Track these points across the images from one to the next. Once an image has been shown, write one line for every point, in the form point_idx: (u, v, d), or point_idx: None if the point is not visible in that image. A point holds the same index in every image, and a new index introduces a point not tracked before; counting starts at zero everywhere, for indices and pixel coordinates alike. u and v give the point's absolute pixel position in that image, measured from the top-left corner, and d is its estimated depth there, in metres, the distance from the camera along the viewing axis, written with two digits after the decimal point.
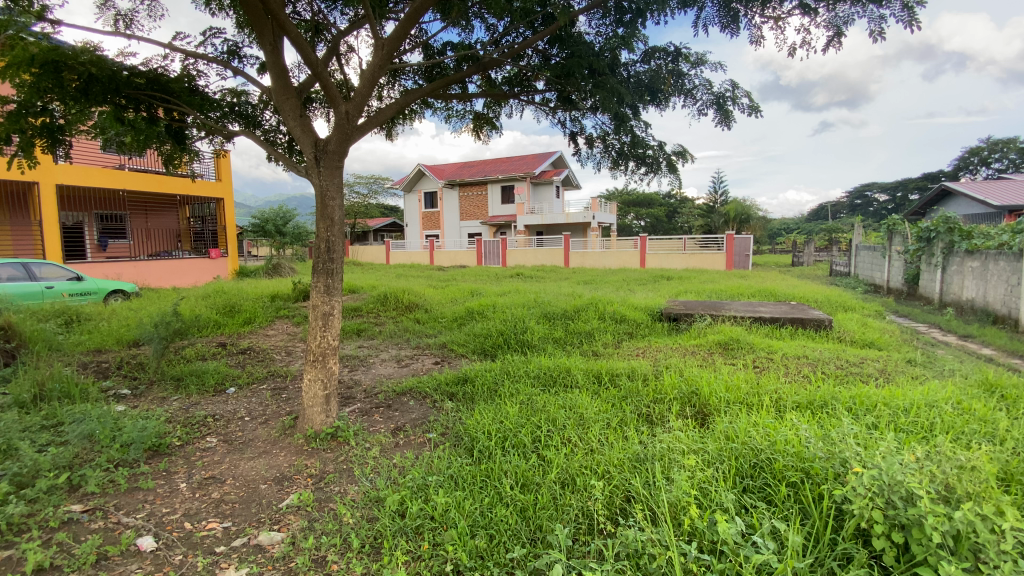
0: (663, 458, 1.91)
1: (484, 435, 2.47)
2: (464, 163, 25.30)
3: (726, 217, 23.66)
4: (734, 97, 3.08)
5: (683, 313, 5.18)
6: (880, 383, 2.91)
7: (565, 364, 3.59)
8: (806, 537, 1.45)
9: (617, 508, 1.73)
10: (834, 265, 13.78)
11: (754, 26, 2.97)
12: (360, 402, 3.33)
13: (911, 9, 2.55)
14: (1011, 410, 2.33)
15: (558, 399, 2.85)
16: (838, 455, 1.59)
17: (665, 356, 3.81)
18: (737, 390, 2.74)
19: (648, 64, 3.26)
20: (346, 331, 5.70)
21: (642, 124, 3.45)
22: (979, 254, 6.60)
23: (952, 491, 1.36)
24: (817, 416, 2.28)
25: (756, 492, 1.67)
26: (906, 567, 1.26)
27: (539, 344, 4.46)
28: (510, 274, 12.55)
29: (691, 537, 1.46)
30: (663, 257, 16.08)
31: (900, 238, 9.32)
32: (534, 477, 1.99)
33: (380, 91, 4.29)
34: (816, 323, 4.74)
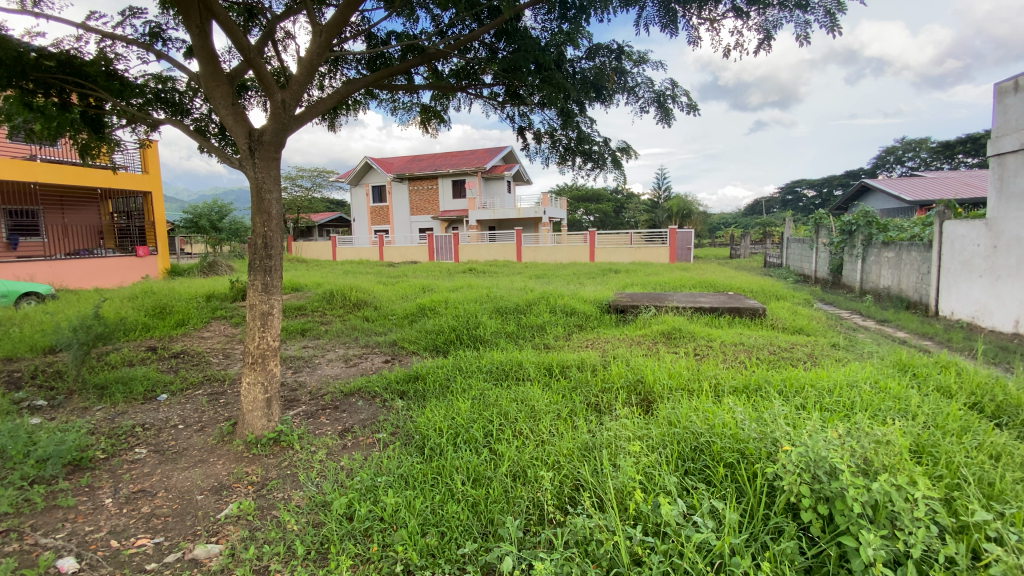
0: (610, 445, 1.96)
1: (435, 432, 2.44)
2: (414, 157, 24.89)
3: (670, 212, 24.59)
4: (673, 96, 3.17)
5: (630, 305, 5.33)
6: (807, 366, 3.14)
7: (517, 357, 3.60)
8: (743, 513, 1.52)
9: (566, 497, 1.75)
10: (768, 257, 14.62)
11: (691, 27, 3.03)
12: (305, 404, 3.21)
13: (832, 15, 2.66)
14: (921, 387, 2.56)
15: (510, 392, 2.86)
16: (770, 435, 1.69)
17: (613, 347, 3.92)
18: (679, 376, 2.86)
19: (592, 61, 3.31)
20: (289, 331, 5.46)
21: (588, 120, 3.48)
22: (894, 246, 7.20)
23: (870, 463, 1.47)
24: (751, 398, 2.43)
25: (696, 474, 1.74)
26: (831, 536, 1.35)
27: (491, 339, 4.45)
28: (462, 270, 12.46)
29: (637, 521, 1.50)
30: (612, 251, 16.55)
31: (825, 231, 10.01)
32: (485, 471, 1.99)
33: (320, 80, 4.12)
34: (751, 311, 5.03)
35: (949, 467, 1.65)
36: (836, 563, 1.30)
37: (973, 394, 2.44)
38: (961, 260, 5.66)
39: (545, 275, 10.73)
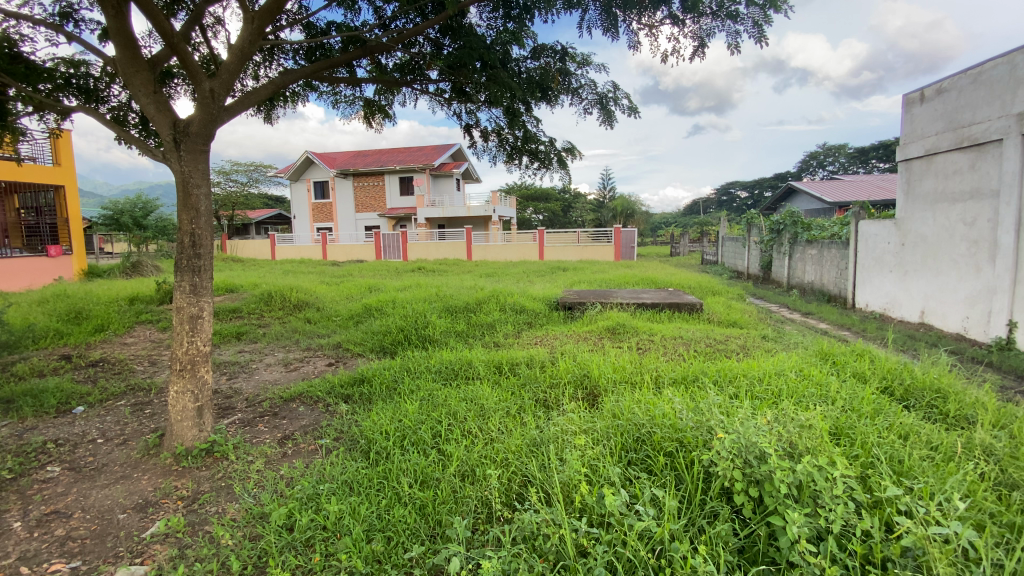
0: (556, 440, 1.99)
1: (382, 436, 2.38)
2: (358, 154, 24.21)
3: (616, 211, 25.32)
4: (615, 98, 3.25)
5: (577, 302, 5.44)
6: (740, 357, 3.33)
7: (467, 356, 3.58)
8: (682, 499, 1.59)
9: (514, 494, 1.76)
10: (705, 255, 15.35)
11: (632, 32, 3.11)
12: (241, 412, 3.05)
13: (759, 27, 2.81)
14: (839, 373, 2.78)
15: (459, 392, 2.84)
16: (705, 424, 1.77)
17: (561, 343, 3.98)
18: (623, 370, 2.95)
19: (537, 61, 3.33)
20: (224, 335, 5.16)
21: (534, 119, 3.51)
22: (817, 243, 7.76)
23: (795, 446, 1.58)
24: (689, 389, 2.55)
25: (638, 464, 1.79)
26: (761, 517, 1.43)
27: (440, 339, 4.40)
28: (410, 269, 12.22)
29: (583, 512, 1.54)
30: (560, 249, 16.84)
31: (756, 230, 10.65)
32: (433, 473, 1.97)
33: (255, 69, 3.92)
34: (690, 307, 5.28)
35: (864, 447, 1.80)
36: (766, 541, 1.38)
37: (884, 378, 2.68)
38: (874, 257, 6.19)
39: (494, 273, 10.75)
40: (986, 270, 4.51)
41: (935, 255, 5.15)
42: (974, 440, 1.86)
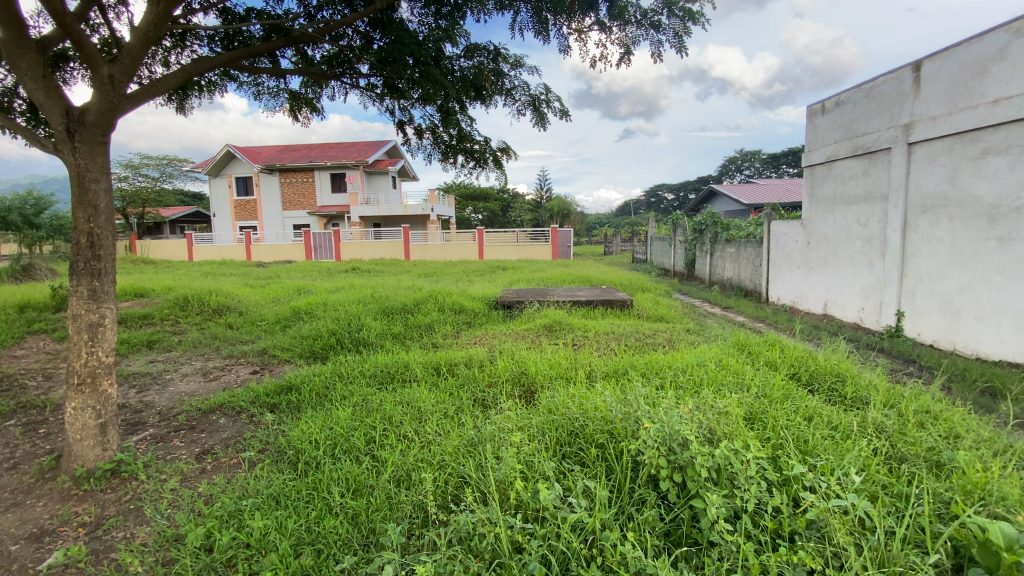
0: (493, 438, 2.00)
1: (312, 445, 2.28)
2: (285, 149, 23.00)
3: (552, 212, 25.81)
4: (547, 101, 3.31)
5: (515, 301, 5.49)
6: (666, 350, 3.51)
7: (403, 358, 3.50)
8: (613, 489, 1.64)
9: (449, 496, 1.75)
10: (636, 253, 16.01)
11: (562, 36, 3.16)
12: (153, 427, 2.80)
13: (680, 37, 2.95)
14: (754, 362, 3.01)
15: (395, 395, 2.78)
16: (633, 414, 1.85)
17: (499, 342, 4.00)
18: (559, 366, 3.01)
19: (470, 60, 3.30)
20: (132, 344, 4.72)
21: (468, 118, 3.48)
22: (735, 242, 8.33)
23: (713, 432, 1.69)
24: (620, 382, 2.65)
25: (572, 457, 1.84)
26: (684, 501, 1.51)
27: (375, 342, 4.27)
28: (344, 269, 11.74)
29: (518, 509, 1.55)
30: (499, 249, 16.94)
31: (681, 230, 11.26)
32: (366, 480, 1.91)
33: (164, 55, 3.61)
34: (621, 303, 5.49)
35: (774, 429, 1.96)
36: (688, 523, 1.47)
37: (793, 365, 2.92)
38: (784, 255, 6.75)
39: (432, 273, 10.60)
40: (878, 265, 5.04)
41: (835, 253, 5.69)
42: (867, 419, 2.07)
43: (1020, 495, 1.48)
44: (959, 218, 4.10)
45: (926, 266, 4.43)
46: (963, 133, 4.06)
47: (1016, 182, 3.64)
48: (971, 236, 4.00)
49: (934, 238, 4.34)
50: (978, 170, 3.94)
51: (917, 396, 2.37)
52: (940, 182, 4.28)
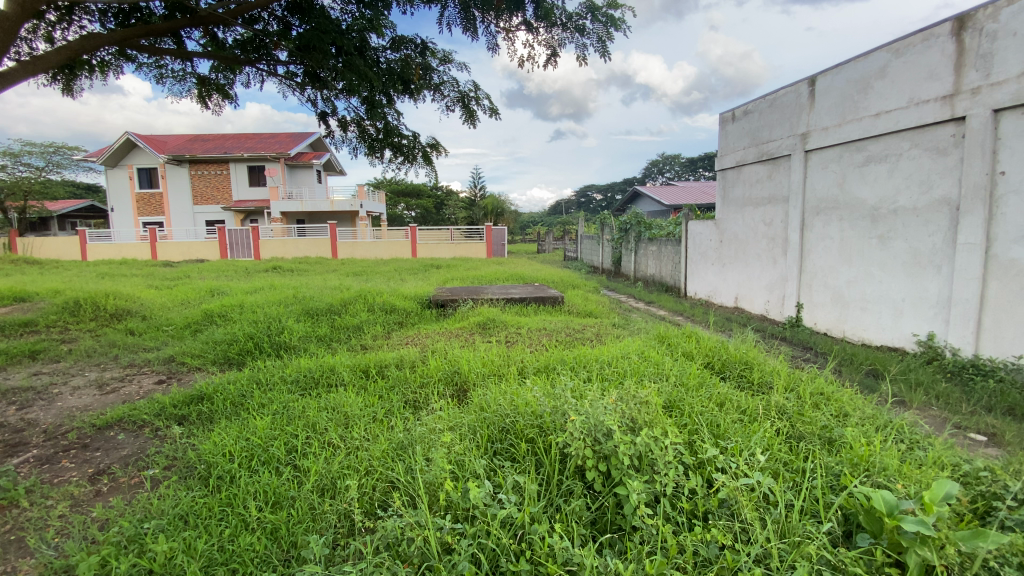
0: (423, 440, 1.97)
1: (225, 458, 2.12)
2: (196, 139, 21.25)
3: (486, 211, 25.84)
4: (477, 98, 3.30)
5: (449, 299, 5.43)
6: (594, 344, 3.64)
7: (329, 362, 3.35)
8: (542, 482, 1.67)
9: (376, 502, 1.69)
10: (568, 253, 16.40)
11: (490, 34, 3.15)
12: (38, 447, 2.48)
13: (603, 42, 3.05)
14: (673, 353, 3.19)
15: (319, 401, 2.65)
16: (561, 408, 1.89)
17: (431, 342, 3.94)
18: (492, 364, 3.02)
19: (397, 52, 3.20)
20: (10, 354, 4.15)
21: (395, 112, 3.38)
22: (656, 241, 8.77)
23: (635, 420, 1.77)
24: (549, 377, 2.70)
25: (502, 453, 1.85)
26: (609, 489, 1.56)
27: (298, 345, 4.05)
28: (264, 268, 11.07)
29: (448, 510, 1.53)
30: (432, 247, 16.73)
31: (609, 229, 11.69)
32: (287, 492, 1.81)
33: (45, 28, 3.19)
34: (553, 300, 5.61)
35: (690, 415, 2.09)
36: (613, 510, 1.52)
37: (707, 355, 3.13)
38: (701, 253, 7.21)
39: (360, 272, 10.24)
40: (781, 262, 5.51)
41: (744, 251, 6.16)
42: (771, 402, 2.26)
43: (896, 464, 1.67)
44: (848, 219, 4.57)
45: (821, 262, 4.91)
46: (850, 143, 4.53)
47: (893, 188, 4.11)
48: (857, 235, 4.48)
49: (828, 237, 4.82)
50: (862, 176, 4.41)
51: (812, 379, 2.63)
52: (831, 186, 4.76)
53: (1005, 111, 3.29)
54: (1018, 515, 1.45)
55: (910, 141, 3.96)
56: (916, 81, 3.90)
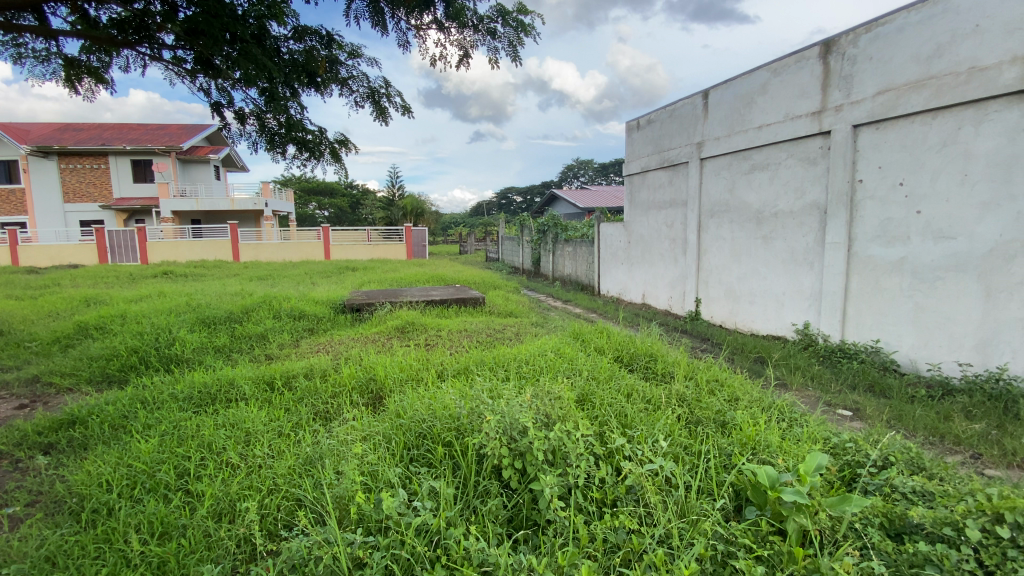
0: (333, 453, 1.88)
1: (102, 489, 1.88)
2: (66, 129, 18.70)
3: (404, 211, 25.22)
4: (388, 95, 3.21)
5: (365, 303, 5.23)
6: (511, 343, 3.69)
7: (229, 374, 3.09)
8: (459, 485, 1.66)
9: (280, 522, 1.58)
10: (488, 253, 16.48)
11: (401, 31, 3.08)
12: None
13: (514, 47, 3.10)
14: (586, 349, 3.32)
15: (216, 417, 2.44)
16: (475, 409, 1.89)
17: (345, 348, 3.77)
18: (409, 368, 2.96)
19: (300, 43, 3.01)
20: None
21: (299, 106, 3.18)
22: (572, 242, 9.07)
23: (549, 416, 1.81)
24: (466, 378, 2.70)
25: (419, 459, 1.82)
26: (525, 485, 1.59)
27: (192, 358, 3.70)
28: (152, 274, 9.97)
29: (361, 525, 1.47)
30: (347, 249, 16.06)
31: (528, 230, 11.90)
32: (177, 521, 1.64)
33: None
34: (474, 301, 5.62)
35: (602, 407, 2.19)
36: (528, 506, 1.55)
37: (618, 348, 3.28)
38: (612, 253, 7.56)
39: (267, 276, 9.58)
40: (682, 260, 5.93)
41: (650, 251, 6.55)
42: (674, 391, 2.42)
43: (777, 441, 1.86)
44: (738, 221, 5.02)
45: (716, 261, 5.35)
46: (738, 152, 4.98)
47: (774, 193, 4.58)
48: (745, 236, 4.93)
49: (721, 237, 5.26)
50: (749, 182, 4.87)
51: (708, 368, 2.86)
52: (723, 191, 5.20)
53: (862, 127, 3.78)
54: (877, 480, 1.68)
55: (786, 152, 4.43)
56: (791, 98, 4.37)
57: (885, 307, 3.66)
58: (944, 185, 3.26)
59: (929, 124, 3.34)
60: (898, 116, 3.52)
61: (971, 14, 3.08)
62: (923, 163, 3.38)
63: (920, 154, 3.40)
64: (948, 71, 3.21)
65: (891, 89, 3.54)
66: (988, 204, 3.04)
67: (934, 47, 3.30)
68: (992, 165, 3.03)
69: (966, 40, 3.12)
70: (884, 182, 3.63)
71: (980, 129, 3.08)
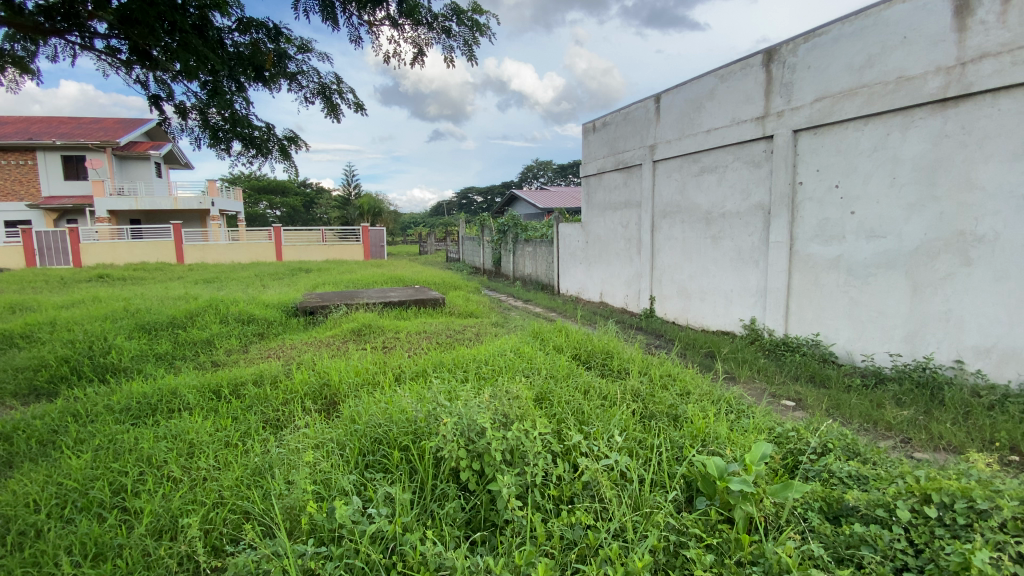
0: (284, 462, 1.82)
1: (27, 510, 1.74)
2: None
3: (361, 211, 24.69)
4: (339, 91, 3.13)
5: (319, 306, 5.09)
6: (470, 344, 3.67)
7: (171, 383, 2.94)
8: (416, 489, 1.64)
9: (225, 537, 1.52)
10: (448, 253, 16.33)
11: (353, 26, 3.00)
12: None
13: (470, 46, 3.09)
14: (545, 347, 3.35)
15: (157, 429, 2.31)
16: (432, 412, 1.87)
17: (297, 353, 3.65)
18: (365, 372, 2.89)
19: (246, 36, 2.89)
20: None
21: (244, 101, 3.05)
22: (532, 242, 9.14)
23: (507, 416, 1.82)
24: (424, 381, 2.67)
25: (374, 465, 1.78)
26: (483, 487, 1.58)
27: (130, 367, 3.49)
28: (86, 278, 9.33)
29: (313, 535, 1.43)
30: (301, 249, 15.57)
31: (488, 230, 11.90)
32: (111, 542, 1.54)
33: None
34: (433, 302, 5.57)
35: (559, 405, 2.21)
36: (486, 507, 1.55)
37: (575, 346, 3.33)
38: (570, 253, 7.66)
39: (214, 278, 9.15)
40: (637, 260, 6.08)
41: (607, 251, 6.68)
42: (629, 387, 2.48)
43: (726, 433, 1.94)
44: (689, 221, 5.19)
45: (669, 260, 5.51)
46: (688, 154, 5.15)
47: (722, 194, 4.76)
48: (696, 236, 5.10)
49: (674, 237, 5.42)
50: (699, 183, 5.04)
51: (662, 363, 2.95)
52: (675, 193, 5.36)
53: (802, 132, 3.99)
54: (816, 467, 1.78)
55: (733, 155, 4.62)
56: (737, 103, 4.55)
57: (824, 302, 3.87)
58: (875, 187, 3.48)
59: (862, 130, 3.56)
60: (834, 122, 3.73)
61: (899, 27, 3.30)
62: (856, 167, 3.60)
63: (854, 158, 3.61)
64: (878, 80, 3.42)
65: (828, 96, 3.75)
66: (914, 205, 3.27)
67: (866, 57, 3.51)
68: (918, 169, 3.25)
69: (895, 51, 3.34)
70: (822, 184, 3.84)
71: (906, 135, 3.30)
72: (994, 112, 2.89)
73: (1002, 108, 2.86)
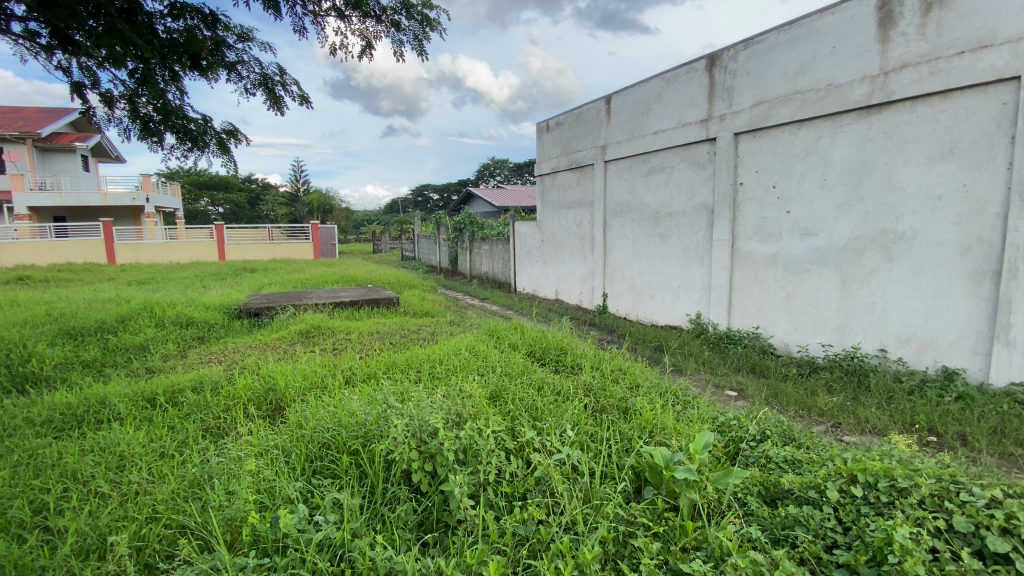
0: (225, 473, 1.74)
1: None
2: None
3: (312, 208, 23.89)
4: (283, 83, 3.01)
5: (265, 307, 4.89)
6: (424, 343, 3.64)
7: (101, 392, 2.75)
8: (366, 493, 1.61)
9: (160, 553, 1.44)
10: (403, 252, 16.06)
11: (298, 16, 2.90)
12: None
13: (420, 41, 3.04)
14: (500, 345, 3.36)
15: (84, 442, 2.15)
16: (382, 414, 1.85)
17: (241, 357, 3.49)
18: (313, 375, 2.81)
19: (179, 22, 2.74)
20: None
21: (179, 91, 2.89)
22: (489, 240, 9.12)
23: (460, 415, 1.81)
24: (375, 382, 2.62)
25: (323, 471, 1.74)
26: (435, 487, 1.57)
27: (53, 376, 3.24)
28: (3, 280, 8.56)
29: (255, 547, 1.38)
30: (247, 248, 14.91)
31: (444, 229, 11.80)
32: (28, 566, 1.43)
33: None
34: (387, 301, 5.47)
35: (513, 403, 2.22)
36: (439, 508, 1.54)
37: (530, 344, 3.36)
38: (526, 251, 7.71)
39: (150, 279, 8.62)
40: (590, 257, 6.19)
41: (562, 249, 6.77)
42: (581, 382, 2.53)
43: (672, 423, 2.01)
44: (639, 220, 5.33)
45: (621, 257, 5.64)
46: (637, 155, 5.29)
47: (670, 194, 4.91)
48: (645, 234, 5.25)
49: (624, 235, 5.55)
50: (647, 183, 5.19)
51: (612, 358, 3.02)
52: (625, 192, 5.49)
53: (742, 135, 4.18)
54: (755, 453, 1.88)
55: (680, 156, 4.78)
56: (682, 106, 4.72)
57: (764, 297, 4.08)
58: (808, 187, 3.70)
59: (796, 133, 3.77)
60: (771, 126, 3.93)
61: (829, 37, 3.51)
62: (791, 169, 3.81)
63: (790, 160, 3.82)
64: (811, 87, 3.63)
65: (766, 101, 3.95)
66: (843, 205, 3.49)
67: (799, 65, 3.72)
68: (846, 171, 3.47)
69: (825, 60, 3.55)
70: (760, 185, 4.04)
71: (836, 139, 3.53)
72: (912, 119, 3.13)
73: (919, 115, 3.10)
